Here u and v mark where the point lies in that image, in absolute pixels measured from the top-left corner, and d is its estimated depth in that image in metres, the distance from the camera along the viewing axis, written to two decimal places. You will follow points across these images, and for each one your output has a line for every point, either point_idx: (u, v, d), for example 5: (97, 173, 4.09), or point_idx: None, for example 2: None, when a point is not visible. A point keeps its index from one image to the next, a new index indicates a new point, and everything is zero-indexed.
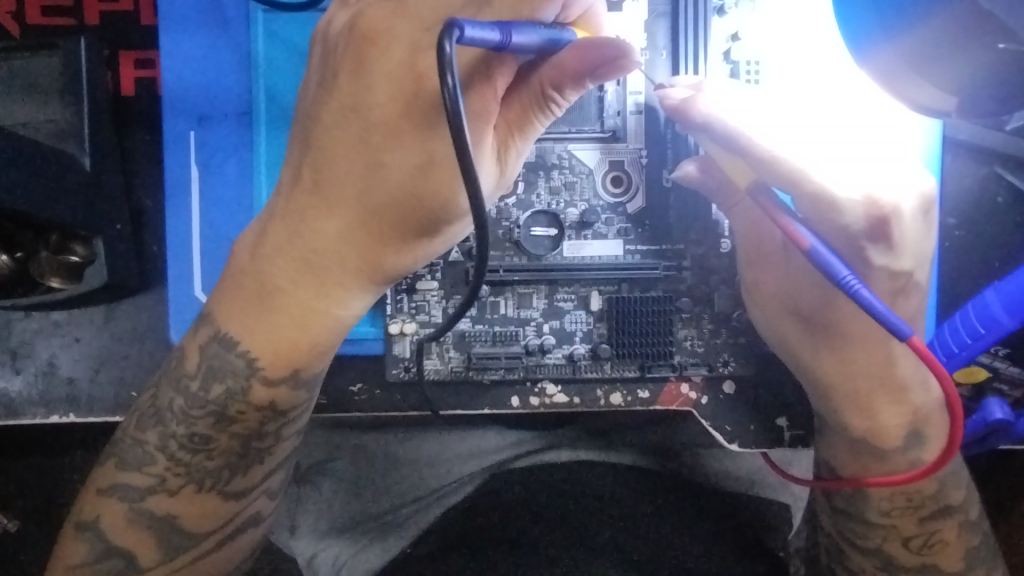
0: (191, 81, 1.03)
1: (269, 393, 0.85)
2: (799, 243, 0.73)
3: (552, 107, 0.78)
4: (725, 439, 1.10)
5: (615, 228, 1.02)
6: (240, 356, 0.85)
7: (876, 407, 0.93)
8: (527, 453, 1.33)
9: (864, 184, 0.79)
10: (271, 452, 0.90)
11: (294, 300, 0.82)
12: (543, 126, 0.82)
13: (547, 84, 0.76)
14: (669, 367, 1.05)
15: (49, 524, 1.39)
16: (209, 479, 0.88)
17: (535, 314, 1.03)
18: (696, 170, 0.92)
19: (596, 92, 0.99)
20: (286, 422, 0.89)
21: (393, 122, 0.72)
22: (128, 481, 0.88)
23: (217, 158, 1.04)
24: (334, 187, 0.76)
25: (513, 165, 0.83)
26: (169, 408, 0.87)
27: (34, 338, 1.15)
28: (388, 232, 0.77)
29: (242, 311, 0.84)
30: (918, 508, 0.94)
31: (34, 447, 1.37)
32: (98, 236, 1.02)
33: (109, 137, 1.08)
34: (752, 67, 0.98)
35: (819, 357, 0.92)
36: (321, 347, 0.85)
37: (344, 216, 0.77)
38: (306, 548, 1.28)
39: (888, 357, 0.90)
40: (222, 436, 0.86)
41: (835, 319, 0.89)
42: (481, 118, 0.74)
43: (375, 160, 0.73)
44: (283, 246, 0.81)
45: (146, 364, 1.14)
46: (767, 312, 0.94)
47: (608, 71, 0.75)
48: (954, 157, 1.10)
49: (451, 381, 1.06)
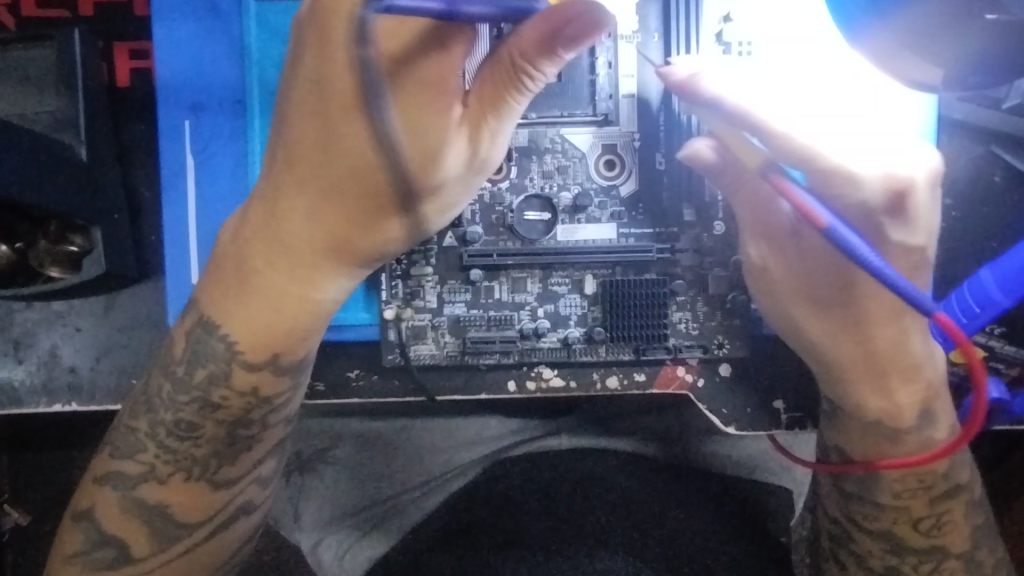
0: (184, 71, 1.04)
1: (250, 380, 0.86)
2: (812, 218, 0.72)
3: (525, 81, 0.76)
4: (722, 423, 1.10)
5: (609, 212, 1.02)
6: (221, 340, 0.86)
7: (892, 386, 0.92)
8: (527, 440, 1.33)
9: (878, 160, 0.78)
10: (259, 439, 0.90)
11: (267, 283, 0.83)
12: (520, 105, 0.80)
13: (515, 57, 0.75)
14: (664, 349, 1.05)
15: (58, 512, 1.42)
16: (197, 467, 0.89)
17: (528, 298, 1.04)
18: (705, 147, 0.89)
19: (588, 76, 1.00)
20: (273, 409, 0.89)
21: (384, 99, 0.73)
22: (120, 470, 0.89)
23: (212, 146, 1.05)
24: (301, 164, 0.77)
25: (489, 147, 0.81)
26: (158, 394, 0.88)
27: (36, 328, 1.17)
28: (361, 208, 0.78)
29: (222, 295, 0.86)
30: (931, 488, 0.94)
31: (43, 436, 1.40)
32: (95, 226, 1.03)
33: (105, 126, 1.08)
34: (744, 49, 0.98)
35: (837, 340, 0.90)
36: (300, 331, 0.86)
37: (340, 200, 0.77)
38: (309, 537, 1.30)
39: (902, 338, 0.89)
40: (207, 423, 0.87)
41: (857, 299, 0.86)
42: (437, 88, 0.75)
43: (376, 139, 0.74)
44: (259, 226, 0.82)
45: (146, 353, 1.15)
46: (778, 298, 0.92)
47: (580, 33, 0.72)
48: (951, 136, 1.09)
49: (447, 365, 1.06)
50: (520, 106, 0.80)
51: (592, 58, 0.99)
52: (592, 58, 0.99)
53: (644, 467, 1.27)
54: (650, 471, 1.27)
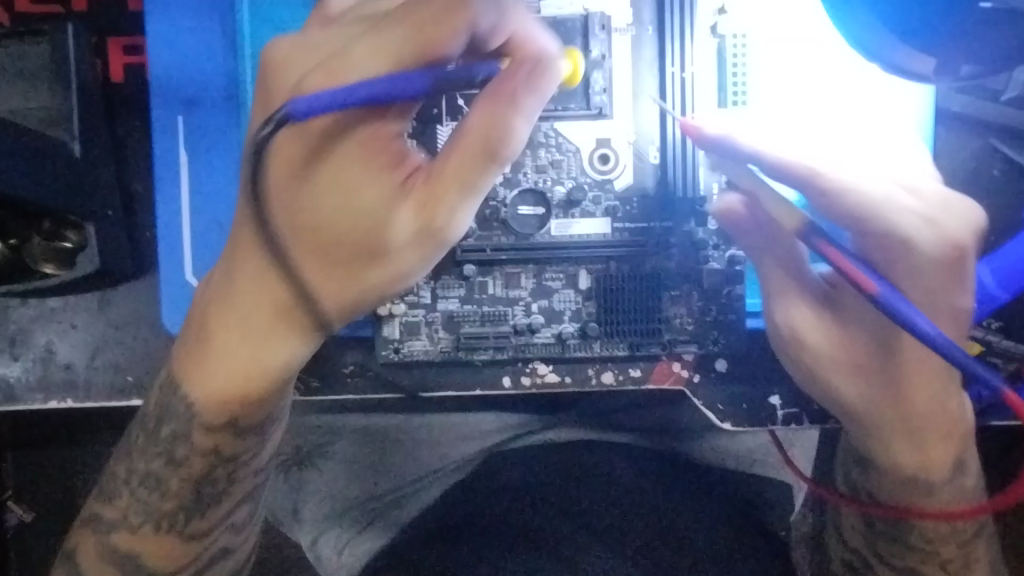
0: (176, 66, 1.03)
1: (210, 439, 0.85)
2: (863, 286, 0.69)
3: (491, 156, 0.67)
4: (717, 418, 1.10)
5: (603, 207, 1.02)
6: (181, 400, 0.84)
7: (927, 442, 0.88)
8: (523, 435, 1.32)
9: (921, 214, 0.74)
10: (227, 493, 0.89)
11: (216, 354, 0.79)
12: (490, 183, 0.70)
13: (480, 128, 0.67)
14: (658, 344, 1.05)
15: (57, 509, 1.43)
16: (168, 521, 0.87)
17: (523, 293, 1.03)
18: (740, 202, 0.83)
19: (582, 69, 0.99)
20: (237, 465, 0.87)
21: (360, 158, 0.70)
22: (102, 514, 0.89)
23: (205, 142, 1.05)
24: (266, 222, 0.74)
25: (450, 225, 0.71)
26: (135, 443, 0.88)
27: (31, 325, 1.17)
28: (315, 267, 0.74)
29: (187, 355, 0.83)
30: (962, 532, 0.93)
31: (42, 432, 1.40)
32: (88, 222, 1.03)
33: (99, 122, 1.08)
34: (739, 41, 0.98)
35: (877, 402, 0.86)
36: (256, 400, 0.82)
37: (324, 266, 0.73)
38: (311, 530, 1.32)
39: (942, 395, 0.85)
40: (174, 479, 0.86)
41: (901, 363, 0.83)
42: (385, 154, 0.70)
43: (355, 197, 0.70)
44: (220, 288, 0.79)
45: (142, 349, 1.16)
46: (813, 359, 0.87)
47: (539, 81, 0.67)
48: (949, 129, 1.08)
49: (440, 362, 1.06)
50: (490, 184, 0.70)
51: (586, 52, 0.99)
52: (585, 52, 0.99)
53: (644, 460, 1.27)
54: (649, 464, 1.26)
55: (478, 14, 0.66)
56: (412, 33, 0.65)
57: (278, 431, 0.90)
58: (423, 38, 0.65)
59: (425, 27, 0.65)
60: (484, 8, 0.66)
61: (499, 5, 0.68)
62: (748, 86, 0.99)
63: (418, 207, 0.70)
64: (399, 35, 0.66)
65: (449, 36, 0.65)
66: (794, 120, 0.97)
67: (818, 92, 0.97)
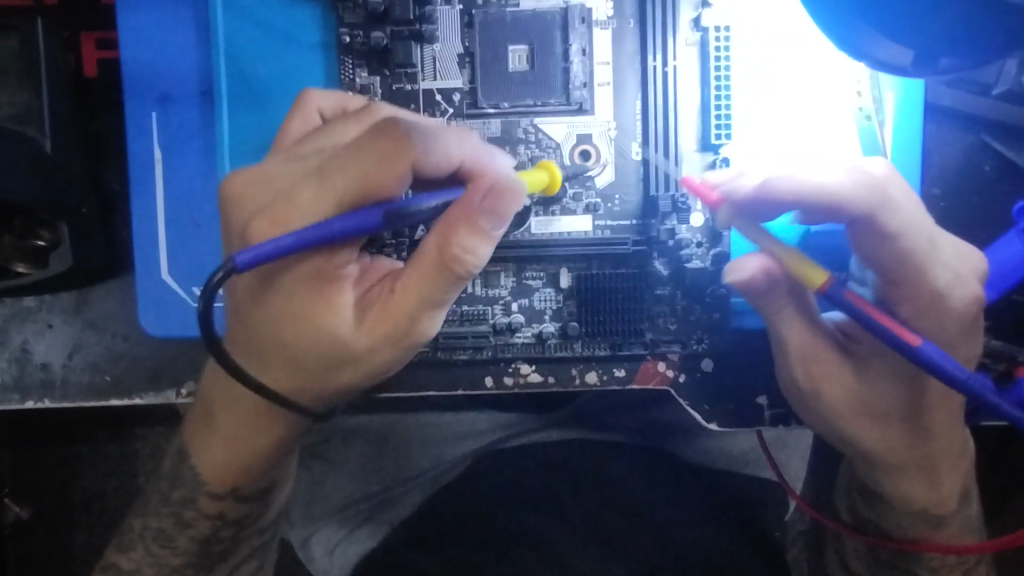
0: (149, 60, 1.02)
1: (216, 505, 0.94)
2: (909, 343, 0.76)
3: (454, 274, 0.73)
4: (703, 419, 1.08)
5: (584, 204, 1.00)
6: (189, 467, 0.93)
7: (939, 476, 0.96)
8: (515, 435, 1.30)
9: (947, 267, 0.82)
10: (233, 549, 0.99)
11: (224, 432, 0.89)
12: (452, 294, 0.76)
13: (438, 251, 0.72)
14: (641, 344, 1.03)
15: (43, 510, 1.42)
16: (178, 575, 0.96)
17: (502, 293, 1.02)
18: (757, 266, 0.84)
19: (561, 63, 0.97)
20: (240, 527, 0.97)
21: (315, 284, 0.76)
22: (117, 563, 0.97)
23: (180, 138, 1.03)
24: (252, 330, 0.81)
25: (415, 331, 0.78)
26: (150, 501, 0.98)
27: (7, 324, 1.15)
28: (299, 371, 0.81)
29: (196, 430, 0.93)
30: (964, 561, 1.00)
31: (25, 431, 1.40)
32: (62, 220, 1.02)
33: (72, 118, 1.07)
34: (722, 35, 0.97)
35: (890, 447, 0.93)
36: (257, 469, 0.92)
37: (299, 373, 0.81)
38: (299, 533, 1.30)
39: (950, 429, 0.93)
40: (182, 538, 0.95)
41: (921, 409, 0.90)
42: (339, 282, 0.76)
43: (317, 319, 0.77)
44: (219, 377, 0.90)
45: (118, 349, 1.14)
46: (830, 410, 0.93)
47: (496, 203, 0.70)
48: (939, 125, 1.06)
49: (420, 362, 1.05)
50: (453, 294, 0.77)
51: (566, 46, 0.97)
52: (565, 46, 0.97)
53: (637, 461, 1.23)
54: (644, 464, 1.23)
55: (423, 155, 0.72)
56: (363, 175, 0.71)
57: (280, 492, 1.01)
58: (373, 178, 0.71)
59: (374, 170, 0.71)
60: (430, 149, 0.73)
61: (442, 143, 0.74)
62: (731, 80, 0.97)
63: (381, 318, 0.77)
64: (351, 176, 0.72)
65: (396, 179, 0.71)
66: (777, 116, 0.97)
67: (803, 87, 0.97)
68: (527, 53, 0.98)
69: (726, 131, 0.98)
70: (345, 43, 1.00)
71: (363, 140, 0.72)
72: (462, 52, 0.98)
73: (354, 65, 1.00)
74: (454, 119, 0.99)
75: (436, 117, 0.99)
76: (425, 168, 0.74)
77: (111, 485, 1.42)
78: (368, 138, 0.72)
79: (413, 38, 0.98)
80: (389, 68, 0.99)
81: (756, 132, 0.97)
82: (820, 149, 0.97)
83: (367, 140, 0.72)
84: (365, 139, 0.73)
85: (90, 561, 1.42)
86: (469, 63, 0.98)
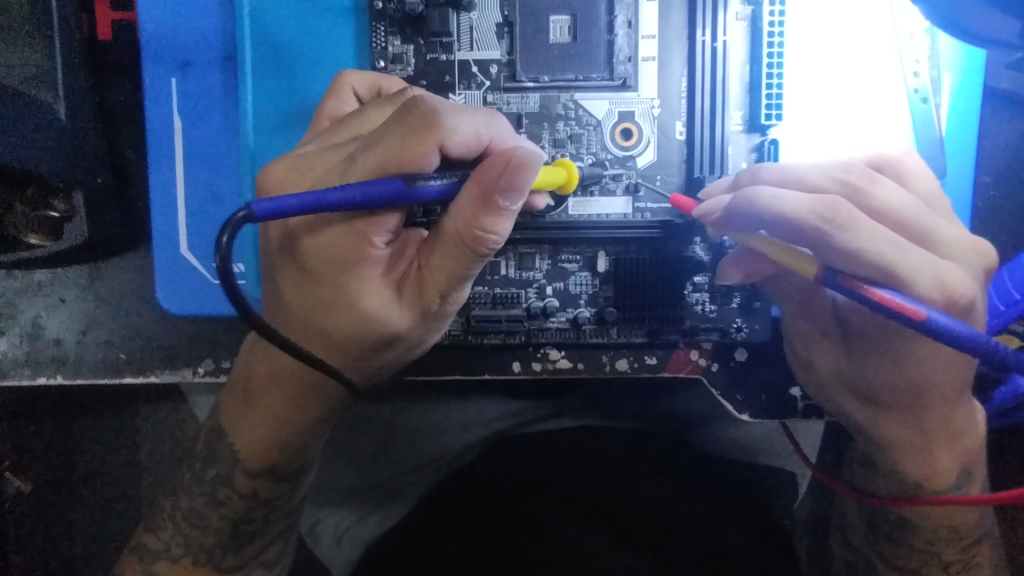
0: (169, 24, 0.96)
1: (249, 483, 0.92)
2: (912, 315, 0.67)
3: (477, 253, 0.69)
4: (736, 409, 1.07)
5: (624, 184, 0.95)
6: (227, 446, 0.92)
7: (933, 454, 0.88)
8: (531, 421, 1.21)
9: (936, 268, 0.73)
10: (262, 531, 0.96)
11: (265, 407, 0.88)
12: (475, 271, 0.73)
13: (462, 227, 0.68)
14: (679, 332, 1.00)
15: (48, 481, 1.39)
16: (205, 554, 0.93)
17: (537, 275, 0.98)
18: (741, 274, 0.87)
19: (605, 36, 0.93)
20: (272, 507, 0.95)
21: (345, 260, 0.72)
22: (147, 544, 0.94)
23: (200, 106, 0.98)
24: (292, 315, 0.78)
25: (441, 307, 0.75)
26: (180, 483, 0.96)
27: (18, 298, 1.12)
28: (339, 351, 0.78)
29: (231, 408, 0.92)
30: (964, 537, 0.92)
31: (32, 407, 1.37)
32: (76, 189, 0.99)
33: (84, 85, 1.02)
34: (776, 9, 0.92)
35: (886, 426, 0.87)
36: (294, 446, 0.91)
37: (338, 355, 0.78)
38: (309, 516, 1.25)
39: (952, 413, 0.85)
40: (213, 517, 0.92)
41: (928, 403, 0.83)
42: (364, 261, 0.72)
43: (354, 302, 0.73)
44: (259, 355, 0.89)
45: (134, 325, 1.11)
46: (824, 387, 0.92)
47: (515, 179, 0.65)
48: (994, 109, 1.06)
49: (451, 345, 1.02)
50: (476, 272, 0.73)
51: (611, 17, 0.92)
52: (610, 17, 0.92)
53: (664, 451, 1.18)
54: (666, 453, 1.18)
55: (450, 133, 0.68)
56: (387, 152, 0.67)
57: (310, 473, 0.99)
58: (396, 157, 0.67)
59: (398, 149, 0.67)
60: (459, 127, 0.68)
61: (469, 122, 0.70)
62: (783, 57, 0.92)
63: (415, 296, 0.74)
64: (372, 156, 0.68)
65: (423, 157, 0.67)
66: (824, 96, 0.93)
67: (857, 65, 0.93)
68: (569, 24, 0.93)
69: (777, 111, 0.93)
70: (377, 9, 0.94)
71: (389, 120, 0.69)
72: (501, 21, 0.93)
73: (387, 32, 0.94)
74: (491, 92, 0.94)
75: (472, 89, 0.94)
76: (453, 147, 0.70)
77: (117, 462, 1.39)
78: (395, 118, 0.69)
79: (450, 5, 0.93)
80: (424, 37, 0.94)
81: (808, 112, 0.93)
82: (874, 132, 0.93)
83: (393, 121, 0.69)
84: (391, 120, 0.69)
85: (98, 531, 1.40)
86: (507, 33, 0.93)
